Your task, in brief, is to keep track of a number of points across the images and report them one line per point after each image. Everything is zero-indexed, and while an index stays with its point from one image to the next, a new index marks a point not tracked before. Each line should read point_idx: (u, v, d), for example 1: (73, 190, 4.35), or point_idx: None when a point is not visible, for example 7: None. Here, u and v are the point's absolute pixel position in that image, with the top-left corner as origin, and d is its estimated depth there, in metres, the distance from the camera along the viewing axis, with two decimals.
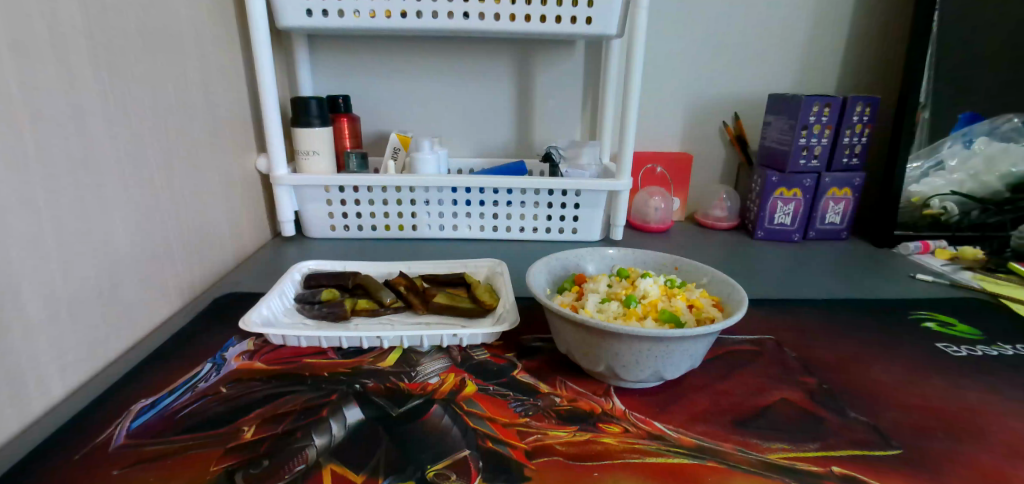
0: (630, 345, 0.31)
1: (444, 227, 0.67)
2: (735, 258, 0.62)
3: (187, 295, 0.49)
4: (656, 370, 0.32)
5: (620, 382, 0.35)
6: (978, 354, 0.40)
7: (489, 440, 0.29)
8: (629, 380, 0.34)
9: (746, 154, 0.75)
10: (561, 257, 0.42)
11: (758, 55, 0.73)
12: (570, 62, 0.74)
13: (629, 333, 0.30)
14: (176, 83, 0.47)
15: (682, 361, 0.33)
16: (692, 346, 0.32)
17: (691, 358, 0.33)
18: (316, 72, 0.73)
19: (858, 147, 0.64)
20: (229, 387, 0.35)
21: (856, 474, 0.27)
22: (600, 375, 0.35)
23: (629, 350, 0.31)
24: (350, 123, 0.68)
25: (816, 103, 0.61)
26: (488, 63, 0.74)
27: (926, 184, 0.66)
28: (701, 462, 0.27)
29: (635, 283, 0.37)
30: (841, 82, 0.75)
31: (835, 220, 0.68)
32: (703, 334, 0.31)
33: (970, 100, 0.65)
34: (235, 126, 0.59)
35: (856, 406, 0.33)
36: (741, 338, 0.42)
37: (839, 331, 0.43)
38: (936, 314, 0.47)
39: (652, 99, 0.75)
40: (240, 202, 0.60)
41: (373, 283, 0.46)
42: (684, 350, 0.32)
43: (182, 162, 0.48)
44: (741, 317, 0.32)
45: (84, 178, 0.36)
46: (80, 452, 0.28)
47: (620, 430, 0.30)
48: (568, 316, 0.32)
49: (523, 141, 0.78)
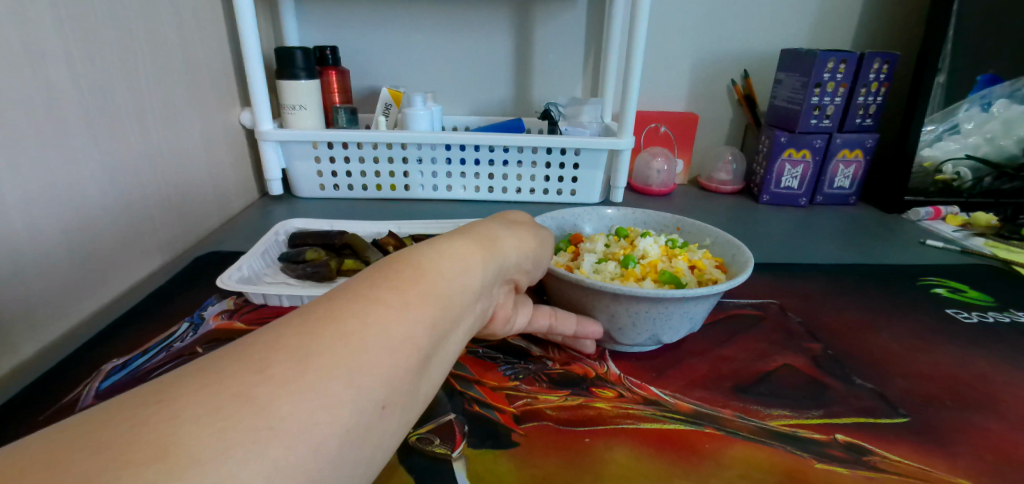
0: (626, 307, 0.29)
1: (438, 188, 0.64)
2: (739, 222, 0.59)
3: (168, 254, 0.47)
4: (653, 333, 0.31)
5: (616, 348, 0.33)
6: (990, 321, 0.39)
7: (476, 404, 0.28)
8: (624, 344, 0.32)
9: (755, 115, 0.71)
10: (557, 216, 0.40)
11: (774, 8, 0.69)
12: (573, 13, 0.69)
13: (627, 294, 0.28)
14: (148, 29, 0.44)
15: (682, 324, 0.31)
16: (694, 308, 0.30)
17: (689, 322, 0.31)
18: (302, 22, 0.69)
19: (873, 107, 0.61)
20: (205, 348, 0.33)
21: (862, 443, 0.26)
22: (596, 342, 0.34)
23: (625, 312, 0.30)
24: (340, 77, 0.64)
25: (832, 59, 0.57)
26: (485, 14, 0.69)
27: (939, 148, 0.63)
28: (699, 429, 0.26)
29: (634, 243, 0.36)
30: (860, 37, 0.70)
31: (845, 184, 0.65)
32: (707, 295, 0.29)
33: (995, 60, 0.60)
34: (216, 77, 0.55)
35: (862, 373, 0.32)
36: (742, 302, 0.40)
37: (846, 297, 0.42)
38: (947, 280, 0.46)
39: (657, 57, 0.71)
40: (224, 160, 0.57)
41: (360, 243, 0.44)
42: (684, 312, 0.30)
43: (158, 115, 0.45)
44: (747, 279, 0.29)
45: (45, 125, 0.33)
46: (46, 413, 0.27)
47: (614, 395, 0.29)
48: (562, 279, 0.30)
49: (522, 98, 0.74)
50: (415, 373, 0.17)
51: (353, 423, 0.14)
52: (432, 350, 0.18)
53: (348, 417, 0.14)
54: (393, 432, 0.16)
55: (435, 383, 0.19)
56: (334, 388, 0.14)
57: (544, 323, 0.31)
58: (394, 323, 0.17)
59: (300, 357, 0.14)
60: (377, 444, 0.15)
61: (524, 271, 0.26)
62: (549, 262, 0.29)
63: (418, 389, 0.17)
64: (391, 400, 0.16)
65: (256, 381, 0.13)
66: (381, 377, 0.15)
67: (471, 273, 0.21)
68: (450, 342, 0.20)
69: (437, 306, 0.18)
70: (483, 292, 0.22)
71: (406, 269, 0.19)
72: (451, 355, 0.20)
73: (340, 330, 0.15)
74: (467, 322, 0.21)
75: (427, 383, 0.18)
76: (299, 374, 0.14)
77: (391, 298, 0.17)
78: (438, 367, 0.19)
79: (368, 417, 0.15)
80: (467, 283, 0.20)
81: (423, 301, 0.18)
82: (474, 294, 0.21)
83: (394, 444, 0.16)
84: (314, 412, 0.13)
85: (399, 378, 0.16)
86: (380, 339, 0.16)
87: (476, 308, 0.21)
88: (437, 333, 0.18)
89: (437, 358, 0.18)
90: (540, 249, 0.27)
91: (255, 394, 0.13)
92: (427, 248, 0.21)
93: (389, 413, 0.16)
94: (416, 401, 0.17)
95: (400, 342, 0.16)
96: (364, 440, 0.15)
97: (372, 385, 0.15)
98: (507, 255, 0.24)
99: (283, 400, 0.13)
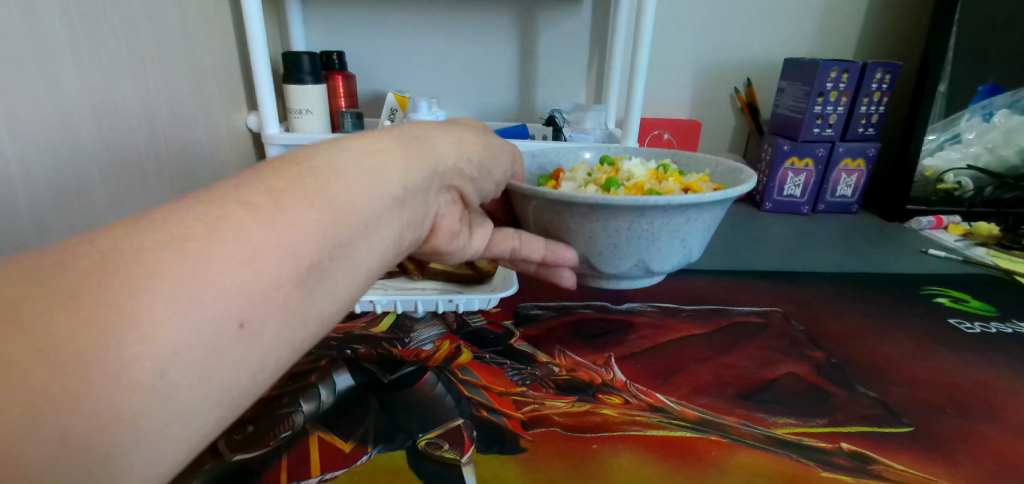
0: (605, 227, 0.31)
1: None
2: (742, 229, 0.60)
3: None
4: (635, 254, 0.33)
5: (604, 274, 0.36)
6: (992, 331, 0.39)
7: (483, 409, 0.28)
8: (604, 260, 0.34)
9: (757, 122, 0.72)
10: (539, 156, 0.41)
11: (776, 17, 0.69)
12: (576, 20, 0.70)
13: (606, 201, 0.29)
14: (156, 35, 0.44)
15: (665, 246, 0.33)
16: (672, 218, 0.31)
17: (669, 235, 0.32)
18: (308, 26, 0.69)
19: (875, 116, 0.61)
20: None
21: (865, 451, 0.26)
22: (582, 271, 0.36)
23: (605, 232, 0.31)
24: (346, 81, 0.65)
25: (834, 68, 0.58)
26: (490, 20, 0.70)
27: (940, 158, 0.63)
28: (704, 436, 0.26)
29: (619, 169, 0.36)
30: (861, 47, 0.71)
31: (847, 193, 0.66)
32: (683, 213, 0.31)
33: (996, 70, 0.61)
34: (223, 82, 0.56)
35: (865, 381, 0.32)
36: (745, 309, 0.40)
37: (848, 305, 0.42)
38: (949, 289, 0.46)
39: (661, 64, 0.72)
40: (229, 163, 0.58)
41: None
42: (665, 230, 0.32)
43: (165, 116, 0.46)
44: (728, 191, 0.30)
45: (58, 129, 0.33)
46: None
47: (620, 402, 0.29)
48: (539, 207, 0.32)
49: (526, 103, 0.75)
50: (290, 285, 0.16)
51: (184, 344, 0.13)
52: (317, 260, 0.17)
53: (178, 339, 0.13)
54: (259, 349, 0.15)
55: (333, 296, 0.18)
56: (158, 303, 0.13)
57: (507, 247, 0.31)
58: (257, 229, 0.15)
59: (117, 272, 0.13)
60: (232, 363, 0.14)
61: (466, 176, 0.26)
62: (486, 185, 0.28)
63: (300, 306, 0.16)
64: (249, 315, 0.15)
65: (51, 295, 0.12)
66: (230, 292, 0.14)
67: (382, 179, 0.20)
68: (356, 252, 0.19)
69: (326, 212, 0.17)
70: (400, 205, 0.21)
71: (293, 171, 0.18)
72: (356, 270, 0.19)
73: (176, 234, 0.14)
74: (379, 234, 0.20)
75: (317, 297, 0.17)
76: (112, 289, 0.12)
77: (261, 201, 0.16)
78: (331, 277, 0.18)
79: (218, 333, 0.14)
80: (372, 189, 0.19)
81: (305, 203, 0.17)
82: (385, 203, 0.20)
83: (266, 365, 0.16)
84: (128, 334, 0.12)
85: (255, 295, 0.15)
86: (230, 246, 0.14)
87: (393, 221, 0.20)
88: (326, 239, 0.17)
89: (331, 270, 0.18)
90: (475, 169, 0.26)
91: (41, 315, 0.11)
92: (330, 152, 0.19)
93: (248, 332, 0.15)
94: (297, 317, 0.16)
95: (262, 255, 0.15)
96: (208, 363, 0.14)
97: (224, 299, 0.14)
98: (434, 167, 0.23)
99: (80, 323, 0.12)
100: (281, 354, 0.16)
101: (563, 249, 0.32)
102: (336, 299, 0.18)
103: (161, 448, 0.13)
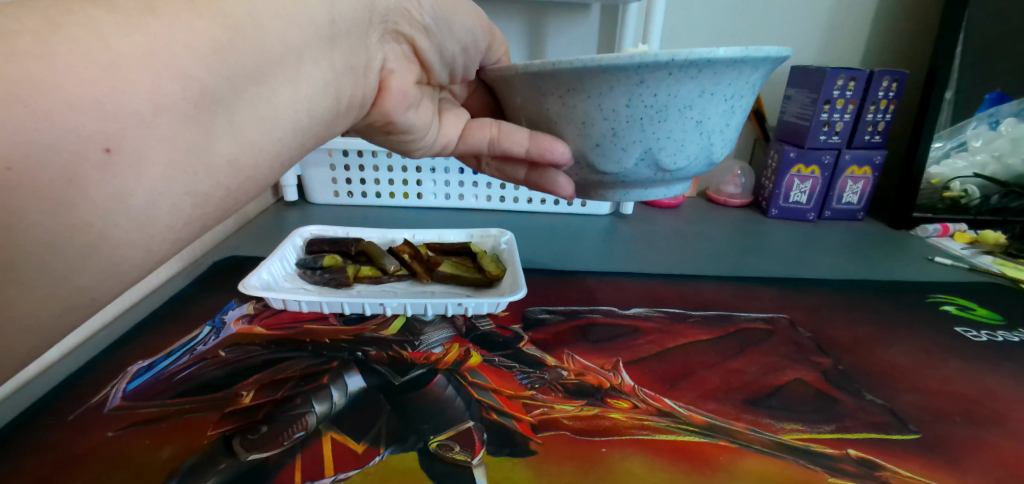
0: (598, 105, 0.23)
1: (450, 197, 0.65)
2: (748, 235, 0.60)
3: (186, 259, 0.48)
4: (645, 147, 0.25)
5: (612, 188, 0.28)
6: (998, 340, 0.39)
7: (494, 412, 0.29)
8: (604, 165, 0.26)
9: (764, 129, 0.72)
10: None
11: (783, 24, 0.70)
12: (584, 26, 0.70)
13: (587, 73, 0.21)
14: None
15: (684, 133, 0.24)
16: (692, 98, 0.22)
17: (686, 125, 0.24)
18: None
19: (882, 124, 0.61)
20: (227, 352, 0.34)
21: (873, 458, 0.26)
22: (583, 184, 0.29)
23: (601, 117, 0.24)
24: None
25: (841, 76, 0.58)
26: (499, 25, 0.70)
27: (947, 166, 0.63)
28: (712, 441, 0.27)
29: None
30: (868, 54, 0.71)
31: (852, 200, 0.66)
32: (707, 71, 0.21)
33: (1005, 78, 0.61)
34: None
35: (872, 388, 0.32)
36: (752, 315, 0.41)
37: (855, 312, 0.42)
38: (955, 297, 0.46)
39: None
40: None
41: (375, 250, 0.46)
42: (682, 105, 0.23)
43: None
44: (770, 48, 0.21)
45: None
46: (76, 413, 0.28)
47: (629, 406, 0.29)
48: (516, 86, 0.25)
49: None
50: (178, 113, 0.16)
51: (19, 159, 0.13)
52: (212, 88, 0.17)
53: (17, 151, 0.13)
54: (145, 173, 0.16)
55: (241, 132, 0.19)
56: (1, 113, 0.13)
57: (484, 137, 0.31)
58: (127, 38, 0.15)
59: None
60: (106, 188, 0.15)
61: (416, 23, 0.26)
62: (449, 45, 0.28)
63: (197, 140, 0.17)
64: (118, 142, 0.15)
65: None
66: (87, 110, 0.14)
67: (298, 8, 0.19)
68: (265, 91, 0.19)
69: (219, 29, 0.17)
70: (315, 42, 0.20)
71: None
72: (268, 113, 0.20)
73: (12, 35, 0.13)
74: (292, 72, 0.20)
75: (224, 125, 0.18)
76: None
77: (132, 7, 0.15)
78: (241, 105, 0.18)
79: (85, 150, 0.14)
80: (284, 20, 0.19)
81: (190, 10, 0.16)
82: (302, 34, 0.20)
83: (159, 197, 0.17)
84: None
85: (123, 117, 0.15)
86: (84, 56, 0.14)
87: (295, 62, 0.20)
88: (217, 64, 0.17)
89: (233, 104, 0.18)
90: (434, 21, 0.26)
91: None
92: None
93: (121, 157, 0.15)
94: (194, 151, 0.17)
95: (129, 72, 0.15)
96: (74, 178, 0.14)
97: (91, 115, 0.14)
98: (374, 8, 0.23)
99: None
100: (179, 193, 0.17)
101: (551, 140, 0.26)
102: (246, 140, 0.19)
103: (37, 255, 0.15)
